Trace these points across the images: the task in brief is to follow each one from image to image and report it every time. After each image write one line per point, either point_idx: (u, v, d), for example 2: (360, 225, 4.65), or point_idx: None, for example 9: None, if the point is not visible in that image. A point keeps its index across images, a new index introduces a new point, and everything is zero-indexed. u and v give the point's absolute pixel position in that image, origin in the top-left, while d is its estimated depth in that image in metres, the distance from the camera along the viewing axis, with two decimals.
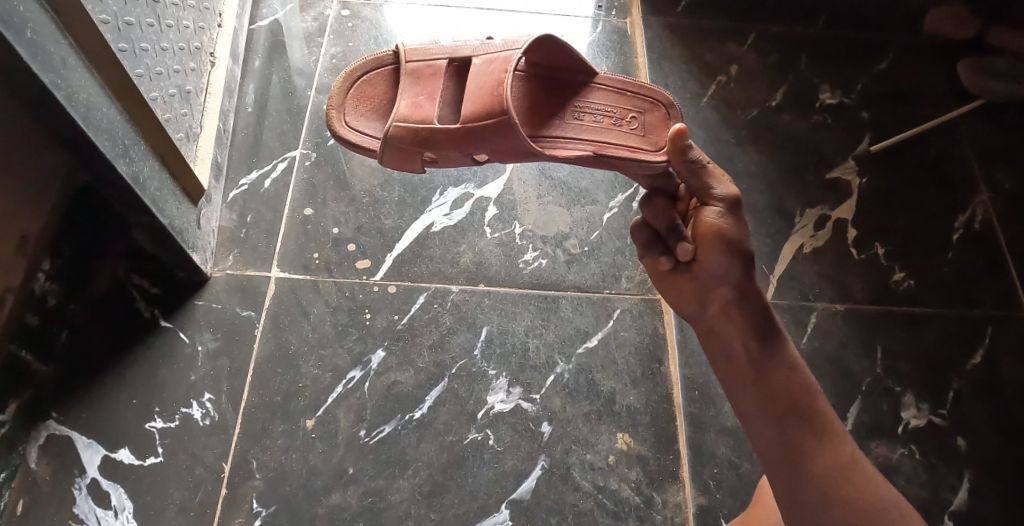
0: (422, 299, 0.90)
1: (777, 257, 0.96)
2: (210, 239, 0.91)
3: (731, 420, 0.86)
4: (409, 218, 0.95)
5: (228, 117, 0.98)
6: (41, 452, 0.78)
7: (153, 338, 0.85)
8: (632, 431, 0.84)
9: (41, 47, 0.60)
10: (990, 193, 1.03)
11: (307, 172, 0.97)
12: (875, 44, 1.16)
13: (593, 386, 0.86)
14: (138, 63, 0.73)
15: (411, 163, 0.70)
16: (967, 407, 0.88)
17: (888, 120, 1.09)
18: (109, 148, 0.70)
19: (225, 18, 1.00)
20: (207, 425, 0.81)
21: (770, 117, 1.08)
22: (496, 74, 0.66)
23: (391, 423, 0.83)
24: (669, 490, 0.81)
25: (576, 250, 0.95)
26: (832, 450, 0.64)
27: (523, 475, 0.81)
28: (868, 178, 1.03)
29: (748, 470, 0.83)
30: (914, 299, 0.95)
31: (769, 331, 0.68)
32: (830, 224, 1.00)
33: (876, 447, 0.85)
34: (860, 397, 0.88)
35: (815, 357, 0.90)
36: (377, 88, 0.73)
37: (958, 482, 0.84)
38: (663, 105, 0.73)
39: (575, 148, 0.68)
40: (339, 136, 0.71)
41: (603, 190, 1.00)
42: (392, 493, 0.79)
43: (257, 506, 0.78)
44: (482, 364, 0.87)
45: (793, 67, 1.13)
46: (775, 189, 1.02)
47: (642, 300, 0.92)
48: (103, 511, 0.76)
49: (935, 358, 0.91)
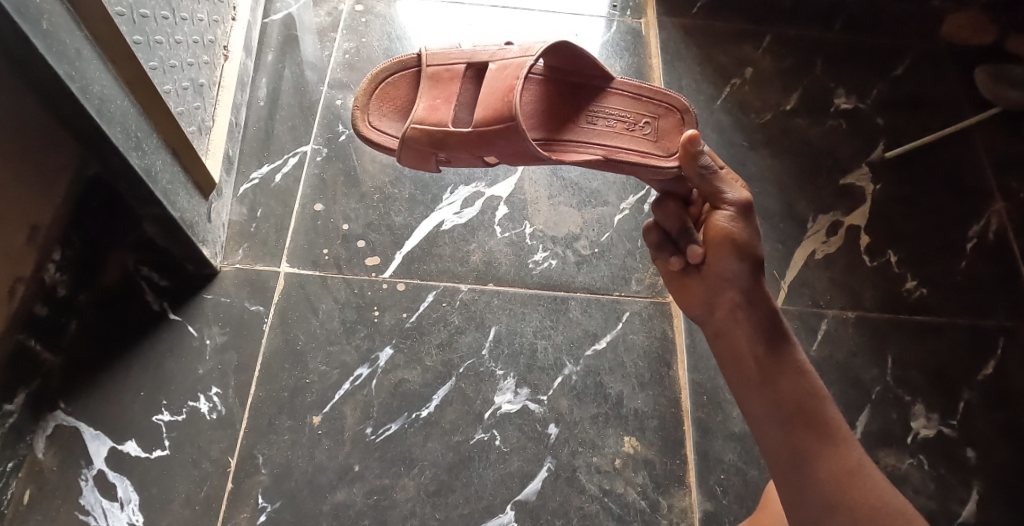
0: (431, 298, 0.89)
1: (788, 262, 0.96)
2: (219, 233, 0.90)
3: (739, 426, 0.85)
4: (419, 216, 0.95)
5: (240, 111, 0.98)
6: (49, 442, 0.78)
7: (162, 331, 0.85)
8: (638, 435, 0.84)
9: (57, 38, 0.60)
10: (1005, 202, 1.02)
11: (318, 167, 0.97)
12: (892, 48, 1.15)
13: (601, 388, 0.86)
14: (153, 55, 0.72)
15: (427, 163, 0.71)
16: (978, 419, 0.88)
17: (903, 126, 1.08)
18: (122, 140, 0.70)
19: (239, 11, 0.99)
20: (214, 419, 0.81)
21: (783, 121, 1.07)
22: (508, 80, 0.66)
23: (398, 422, 0.83)
24: (675, 495, 0.81)
25: (585, 251, 0.94)
26: (840, 454, 0.63)
27: (529, 477, 0.81)
28: (882, 185, 1.03)
29: (755, 477, 0.83)
30: (926, 308, 0.94)
31: (778, 335, 0.68)
32: (842, 231, 0.99)
33: (885, 457, 0.85)
34: (870, 406, 0.88)
35: (824, 364, 0.90)
36: (400, 90, 0.73)
37: (966, 494, 0.83)
38: (677, 110, 0.72)
39: (586, 153, 0.68)
40: (361, 135, 0.71)
41: (615, 192, 0.99)
42: (397, 492, 0.79)
43: (262, 501, 0.78)
44: (490, 363, 0.86)
45: (808, 71, 1.12)
46: (787, 195, 1.01)
47: (652, 303, 0.92)
48: (108, 503, 0.77)
49: (946, 369, 0.90)
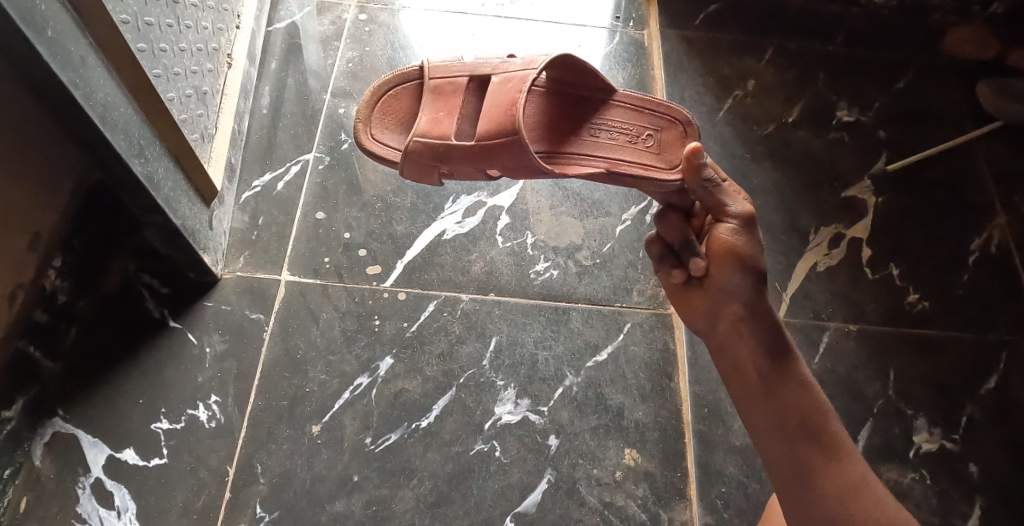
0: (431, 307, 0.89)
1: (790, 274, 0.96)
2: (220, 241, 0.90)
3: (740, 439, 0.85)
4: (421, 225, 0.95)
5: (242, 119, 0.98)
6: (47, 449, 0.78)
7: (161, 338, 0.85)
8: (639, 447, 0.83)
9: (62, 47, 0.60)
10: (1008, 216, 1.02)
11: (320, 175, 0.97)
12: (894, 61, 1.15)
13: (601, 400, 0.86)
14: (156, 63, 0.72)
15: (429, 177, 0.71)
16: (980, 434, 0.87)
17: (906, 139, 1.08)
18: (125, 148, 0.70)
19: (243, 19, 1.00)
20: (212, 427, 0.81)
21: (785, 133, 1.07)
22: (511, 94, 0.66)
23: (398, 431, 0.82)
24: (676, 509, 0.80)
25: (587, 262, 0.94)
26: (843, 469, 0.63)
27: (529, 489, 0.80)
28: (884, 197, 1.03)
29: (757, 491, 0.82)
30: (928, 322, 0.94)
31: (781, 348, 0.67)
32: (844, 244, 0.99)
33: (887, 471, 0.84)
34: (871, 419, 0.87)
35: (826, 377, 0.89)
36: (402, 103, 0.73)
37: (968, 510, 0.83)
38: (679, 123, 0.72)
39: (589, 165, 0.68)
40: (364, 149, 0.71)
41: (616, 202, 0.99)
42: (396, 503, 0.79)
43: (259, 511, 0.77)
44: (490, 374, 0.86)
45: (810, 84, 1.12)
46: (789, 207, 1.01)
47: (653, 315, 0.91)
48: (106, 512, 0.76)
49: (949, 383, 0.90)
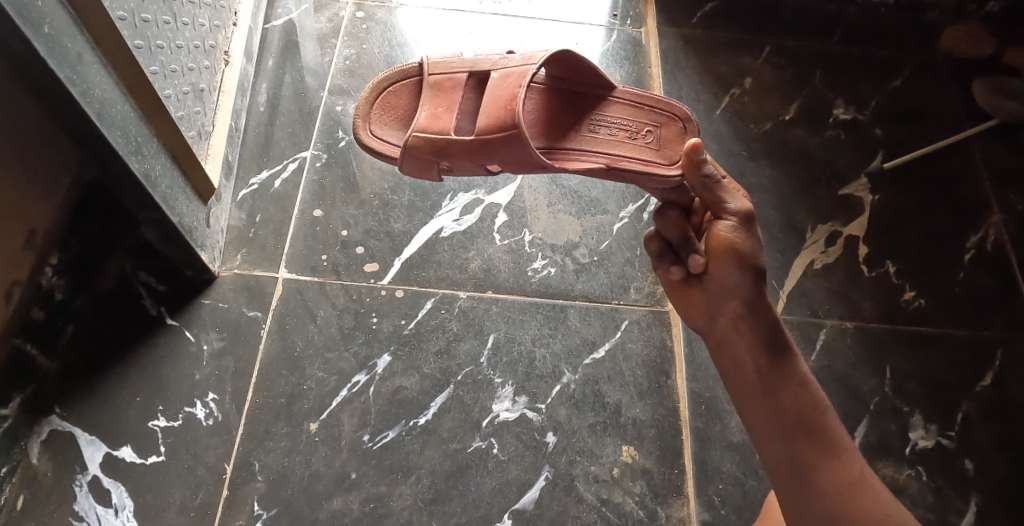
0: (428, 305, 0.89)
1: (787, 272, 0.96)
2: (217, 238, 0.90)
3: (737, 436, 0.85)
4: (418, 222, 0.95)
5: (239, 116, 0.97)
6: (43, 447, 0.77)
7: (158, 335, 0.85)
8: (636, 444, 0.83)
9: (59, 43, 0.60)
10: (1004, 214, 1.03)
11: (317, 173, 0.97)
12: (890, 59, 1.16)
13: (598, 397, 0.86)
14: (154, 60, 0.72)
15: (428, 172, 0.71)
16: (976, 430, 0.88)
17: (902, 137, 1.08)
18: (121, 144, 0.69)
19: (241, 17, 1.00)
20: (210, 425, 0.81)
21: (782, 131, 1.07)
22: (511, 88, 0.66)
23: (395, 429, 0.82)
24: (673, 505, 0.81)
25: (584, 259, 0.94)
26: (842, 466, 0.63)
27: (526, 486, 0.80)
28: (881, 195, 1.03)
29: (754, 487, 0.83)
30: (924, 320, 0.94)
31: (781, 345, 0.67)
32: (841, 241, 0.99)
33: (883, 468, 0.85)
34: (868, 416, 0.87)
35: (823, 374, 0.90)
36: (402, 98, 0.73)
37: (964, 506, 0.83)
38: (679, 120, 0.72)
39: (588, 161, 0.68)
40: (362, 144, 0.71)
41: (614, 200, 1.00)
42: (394, 500, 0.79)
43: (257, 508, 0.77)
44: (488, 371, 0.86)
45: (807, 82, 1.12)
46: (786, 204, 1.01)
47: (650, 312, 0.91)
48: (103, 509, 0.76)
49: (945, 380, 0.90)
